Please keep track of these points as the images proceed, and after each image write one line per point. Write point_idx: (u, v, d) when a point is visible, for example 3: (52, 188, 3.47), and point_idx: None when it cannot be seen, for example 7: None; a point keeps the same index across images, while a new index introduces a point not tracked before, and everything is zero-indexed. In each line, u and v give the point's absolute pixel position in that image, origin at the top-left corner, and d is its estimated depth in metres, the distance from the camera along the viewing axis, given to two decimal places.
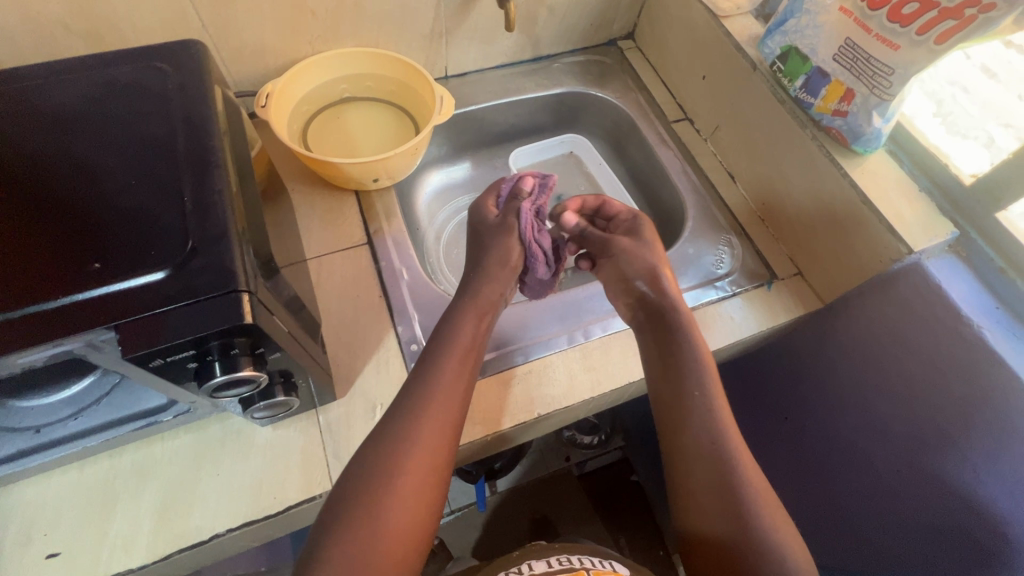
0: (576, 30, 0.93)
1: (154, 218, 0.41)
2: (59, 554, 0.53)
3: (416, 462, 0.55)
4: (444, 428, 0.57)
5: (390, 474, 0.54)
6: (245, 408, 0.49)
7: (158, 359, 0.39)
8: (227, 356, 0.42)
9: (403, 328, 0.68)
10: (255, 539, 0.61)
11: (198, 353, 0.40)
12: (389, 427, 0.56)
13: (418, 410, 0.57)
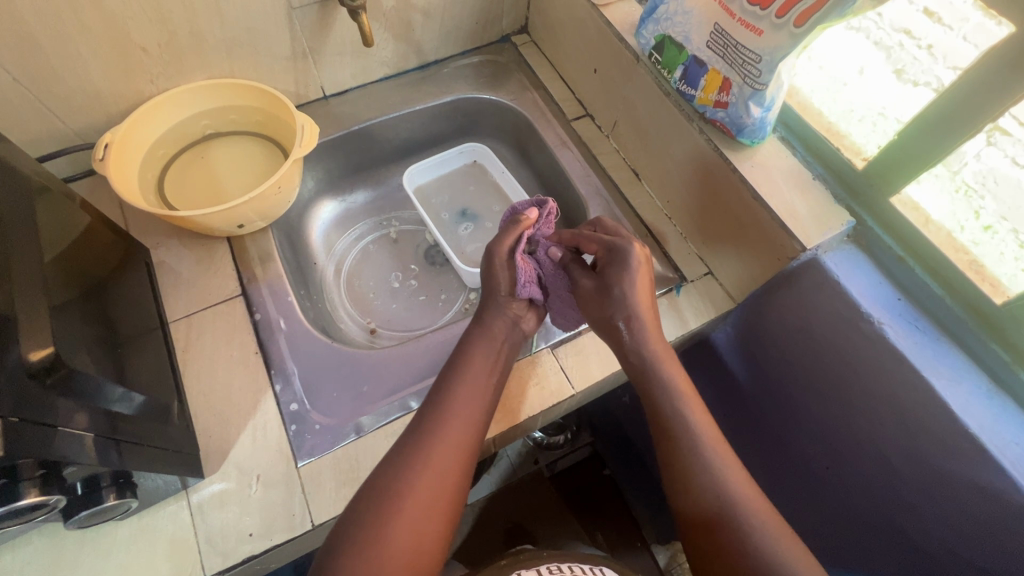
0: (461, 30, 0.87)
1: None
2: None
3: (427, 492, 0.52)
4: (459, 456, 0.55)
5: (396, 506, 0.51)
6: (65, 519, 0.45)
7: None
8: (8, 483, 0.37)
9: (280, 385, 0.63)
10: None
11: None
12: (401, 457, 0.54)
13: (434, 438, 0.55)
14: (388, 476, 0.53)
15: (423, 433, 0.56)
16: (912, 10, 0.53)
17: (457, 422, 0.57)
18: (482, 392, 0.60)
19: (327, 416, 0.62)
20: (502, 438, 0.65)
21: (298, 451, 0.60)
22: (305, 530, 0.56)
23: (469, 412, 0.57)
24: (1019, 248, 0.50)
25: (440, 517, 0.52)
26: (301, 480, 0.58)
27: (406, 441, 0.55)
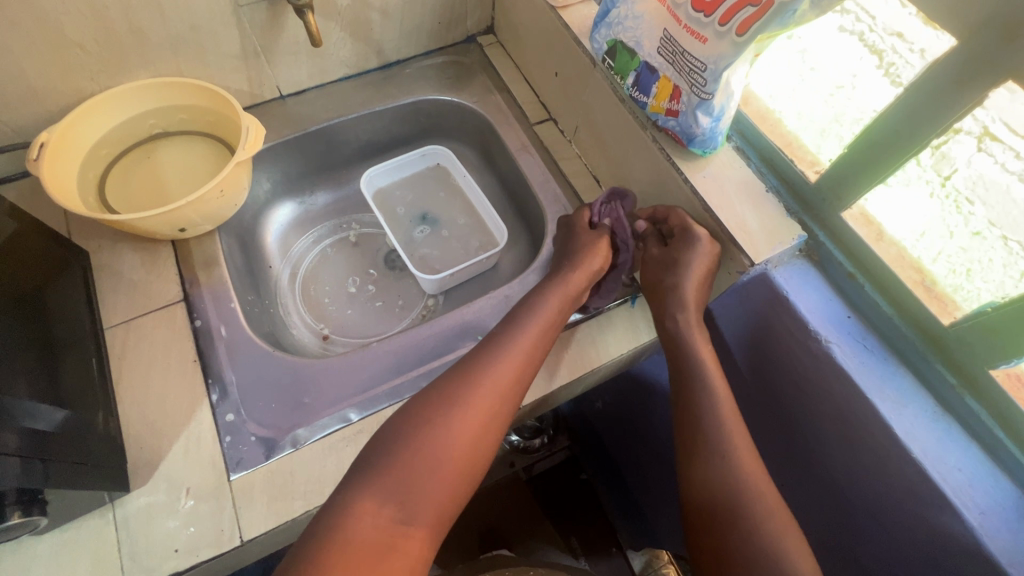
0: (423, 30, 0.85)
1: None
2: None
3: (473, 420, 0.51)
4: (507, 397, 0.54)
5: (437, 432, 0.50)
6: None
7: None
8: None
9: (217, 395, 0.61)
10: None
11: None
12: (459, 381, 0.54)
13: (495, 369, 0.54)
14: (439, 398, 0.52)
15: (493, 361, 0.55)
16: (903, 12, 0.46)
17: (522, 355, 0.56)
18: (541, 338, 0.58)
19: (263, 427, 0.60)
20: None
21: (231, 465, 0.58)
22: (234, 546, 0.54)
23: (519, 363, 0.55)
24: (1009, 255, 0.46)
25: (478, 450, 0.51)
26: (232, 495, 0.56)
27: (473, 368, 0.54)
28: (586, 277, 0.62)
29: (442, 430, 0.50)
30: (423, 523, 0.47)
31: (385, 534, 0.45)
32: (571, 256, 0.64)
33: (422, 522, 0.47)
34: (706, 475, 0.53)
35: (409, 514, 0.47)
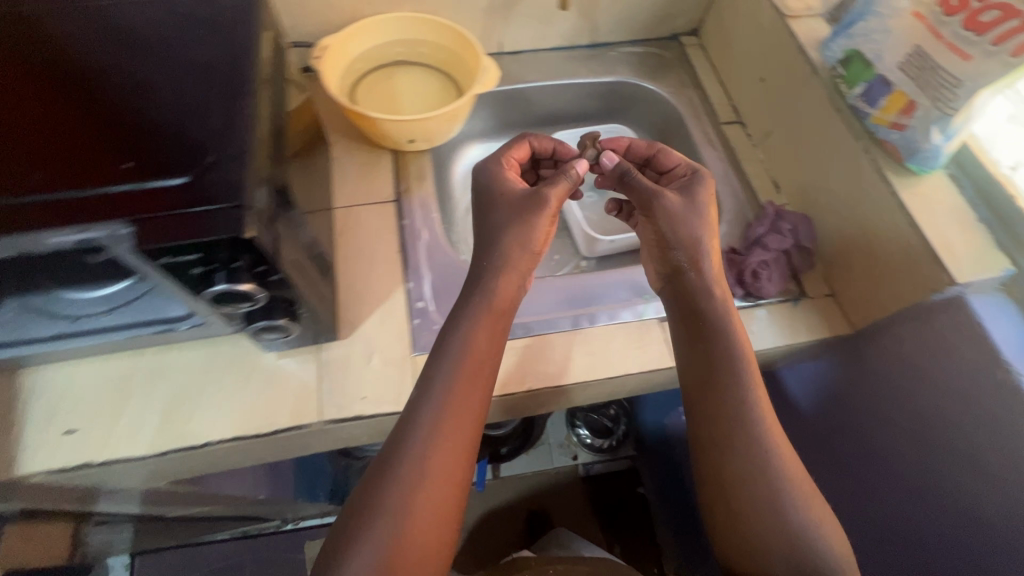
0: (638, 19, 0.92)
1: (188, 131, 0.44)
2: (73, 431, 0.59)
3: (444, 444, 0.55)
4: (469, 442, 0.56)
5: (407, 454, 0.54)
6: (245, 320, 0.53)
7: (163, 257, 0.42)
8: (233, 263, 0.44)
9: (411, 285, 0.70)
10: (247, 455, 0.66)
11: (203, 262, 0.43)
12: (413, 433, 0.55)
13: (447, 388, 0.57)
14: (395, 453, 0.54)
15: (434, 388, 0.57)
16: None
17: (477, 374, 0.58)
18: (474, 389, 0.57)
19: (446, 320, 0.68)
20: (591, 388, 0.68)
21: (416, 342, 0.66)
22: (409, 409, 0.62)
23: (459, 414, 0.56)
24: None
25: (456, 463, 0.55)
26: (414, 368, 0.64)
27: (422, 397, 0.56)
28: (530, 239, 0.63)
29: (409, 451, 0.54)
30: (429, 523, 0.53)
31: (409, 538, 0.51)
32: (507, 229, 0.63)
33: (427, 523, 0.52)
34: (746, 541, 0.56)
35: (416, 519, 0.52)
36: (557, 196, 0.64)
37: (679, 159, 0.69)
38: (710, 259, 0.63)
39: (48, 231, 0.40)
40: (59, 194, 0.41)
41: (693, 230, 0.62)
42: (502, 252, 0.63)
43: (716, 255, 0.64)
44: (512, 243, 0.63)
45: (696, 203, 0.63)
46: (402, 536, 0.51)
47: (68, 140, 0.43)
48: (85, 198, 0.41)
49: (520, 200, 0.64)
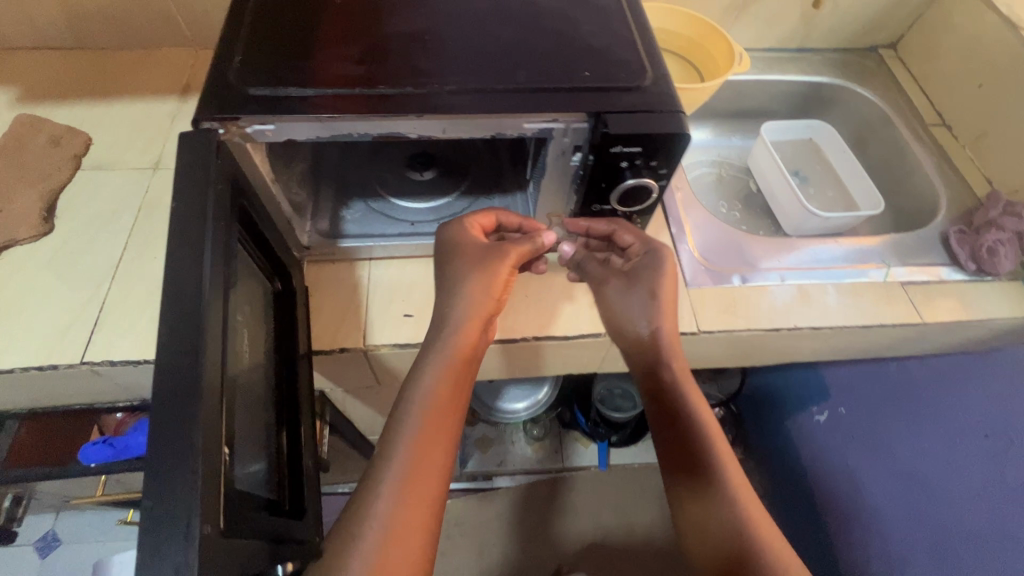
0: (849, 29, 1.01)
1: (621, 54, 0.54)
2: (411, 316, 0.69)
3: (427, 431, 0.50)
4: (433, 475, 0.49)
5: (405, 441, 0.49)
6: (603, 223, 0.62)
7: (614, 146, 0.51)
8: (650, 164, 0.53)
9: (674, 231, 0.77)
10: (529, 363, 0.72)
11: (634, 156, 0.52)
12: (395, 468, 0.48)
13: (429, 398, 0.52)
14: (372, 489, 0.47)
15: (417, 400, 0.52)
16: None
17: (459, 389, 0.54)
18: (451, 406, 0.53)
19: (709, 261, 0.76)
20: (840, 337, 0.75)
21: (688, 276, 0.74)
22: (691, 332, 0.70)
23: (429, 448, 0.50)
24: None
25: (439, 455, 0.50)
26: (690, 298, 0.72)
27: (400, 415, 0.51)
28: (476, 303, 0.58)
29: (393, 455, 0.49)
30: (424, 525, 0.47)
31: (405, 526, 0.46)
32: (461, 285, 0.58)
33: (423, 523, 0.46)
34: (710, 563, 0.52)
35: (409, 519, 0.46)
36: (511, 270, 0.60)
37: (633, 237, 0.63)
38: (664, 304, 0.61)
39: (535, 115, 0.50)
40: (539, 87, 0.51)
41: (636, 318, 0.61)
42: (468, 278, 0.59)
43: (671, 302, 0.62)
44: (482, 282, 0.58)
45: (637, 285, 0.62)
46: (390, 531, 0.45)
47: (528, 51, 0.53)
48: (560, 92, 0.51)
49: (452, 262, 0.60)
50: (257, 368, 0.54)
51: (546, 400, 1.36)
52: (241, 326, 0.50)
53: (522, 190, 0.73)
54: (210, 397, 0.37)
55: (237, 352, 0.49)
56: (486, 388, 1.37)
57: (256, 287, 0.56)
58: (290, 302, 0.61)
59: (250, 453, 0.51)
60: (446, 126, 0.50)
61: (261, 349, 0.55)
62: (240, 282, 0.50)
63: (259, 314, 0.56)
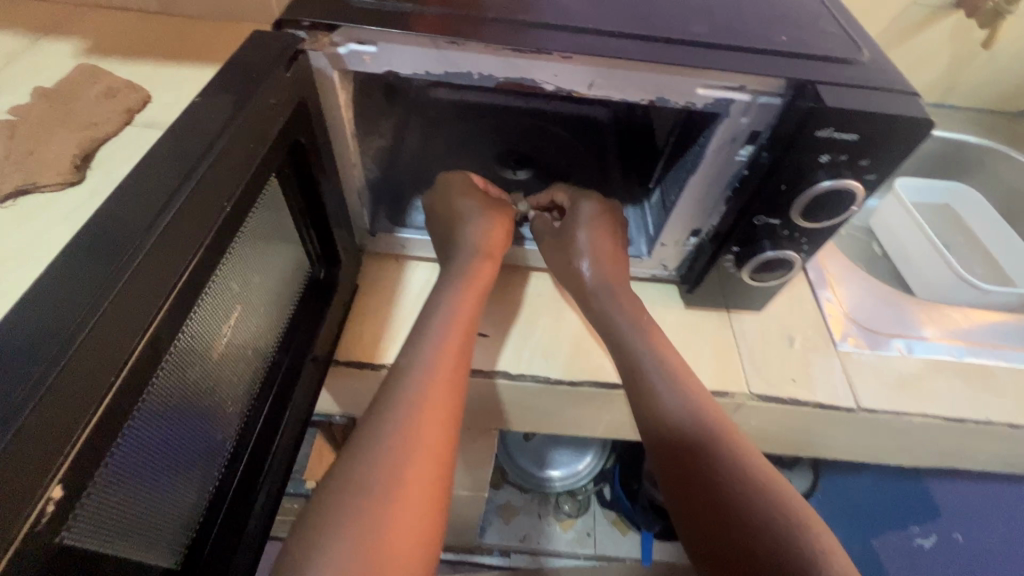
0: (997, 87, 0.89)
1: (819, 27, 0.42)
2: (487, 335, 0.53)
3: (417, 445, 0.40)
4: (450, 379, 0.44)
5: (362, 504, 0.36)
6: (759, 245, 0.47)
7: (821, 131, 0.37)
8: (855, 164, 0.39)
9: (813, 274, 0.63)
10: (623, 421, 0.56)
11: (842, 150, 0.39)
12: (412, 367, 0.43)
13: (395, 447, 0.39)
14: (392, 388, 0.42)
15: (376, 443, 0.39)
16: None
17: (434, 434, 0.41)
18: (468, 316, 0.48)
19: (860, 320, 0.61)
20: None
21: (836, 334, 0.58)
22: (848, 409, 0.53)
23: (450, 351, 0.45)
24: None
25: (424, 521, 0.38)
26: (842, 363, 0.56)
27: (355, 462, 0.39)
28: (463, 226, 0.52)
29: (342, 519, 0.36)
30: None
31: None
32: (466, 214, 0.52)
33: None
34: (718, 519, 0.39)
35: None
36: (488, 265, 0.51)
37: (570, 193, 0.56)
38: (603, 258, 0.52)
39: (718, 77, 0.37)
40: (722, 46, 0.38)
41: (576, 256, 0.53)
42: (452, 300, 0.48)
43: (611, 257, 0.53)
44: (457, 283, 0.50)
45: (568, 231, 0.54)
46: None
47: (702, 9, 0.42)
48: (749, 54, 0.38)
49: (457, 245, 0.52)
50: (236, 369, 0.38)
51: (588, 473, 1.07)
52: (232, 304, 0.36)
53: (644, 201, 0.60)
54: (65, 388, 0.22)
55: (209, 338, 0.33)
56: (521, 444, 1.09)
57: (280, 264, 0.42)
58: (322, 297, 0.47)
59: (178, 485, 0.33)
60: (596, 79, 0.38)
61: (254, 348, 0.40)
62: (250, 244, 0.36)
63: (270, 301, 0.41)
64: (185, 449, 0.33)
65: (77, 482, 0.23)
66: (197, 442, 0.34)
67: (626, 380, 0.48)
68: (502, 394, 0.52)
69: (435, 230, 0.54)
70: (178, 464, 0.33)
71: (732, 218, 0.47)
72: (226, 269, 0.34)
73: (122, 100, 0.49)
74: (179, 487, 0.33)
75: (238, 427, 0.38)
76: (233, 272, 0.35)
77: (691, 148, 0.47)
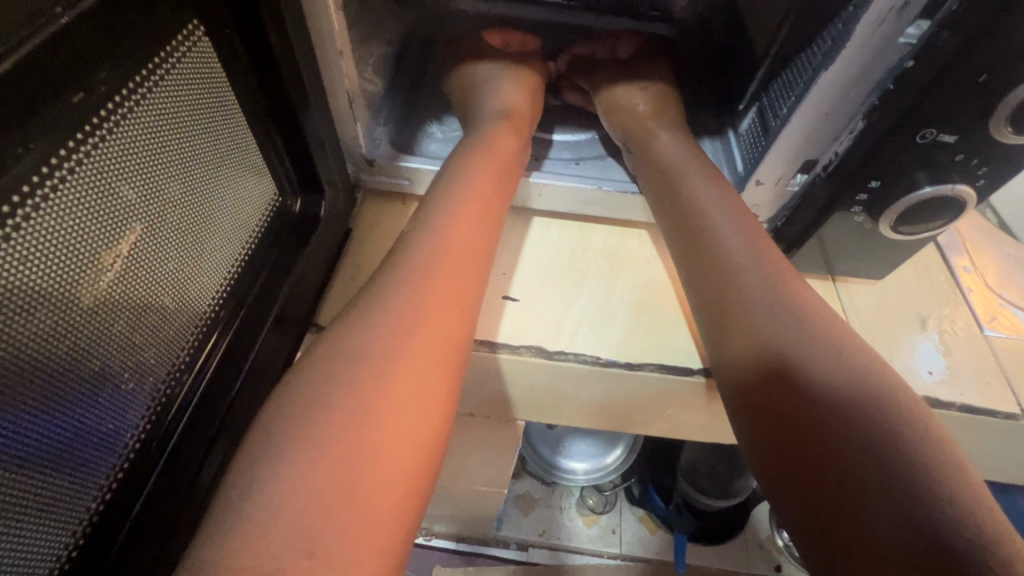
0: None
1: None
2: (517, 300, 0.40)
3: (412, 343, 0.28)
4: (459, 283, 0.31)
5: (346, 415, 0.25)
6: (911, 174, 0.33)
7: None
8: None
9: (945, 237, 0.49)
10: (695, 423, 0.42)
11: None
12: (420, 261, 0.31)
13: (377, 340, 0.28)
14: (393, 281, 0.30)
15: (348, 335, 0.28)
16: None
17: (432, 332, 0.29)
18: (493, 199, 0.37)
19: (1012, 298, 0.45)
20: None
21: (981, 315, 0.43)
22: (1010, 416, 0.38)
23: (468, 241, 0.33)
24: None
25: (413, 441, 0.26)
26: (994, 354, 0.41)
27: (320, 355, 0.27)
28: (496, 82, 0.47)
29: (284, 425, 0.25)
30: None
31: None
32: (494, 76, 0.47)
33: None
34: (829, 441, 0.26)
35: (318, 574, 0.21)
36: (507, 126, 0.42)
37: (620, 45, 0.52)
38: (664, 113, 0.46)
39: None
40: None
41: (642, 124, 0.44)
42: (469, 168, 0.37)
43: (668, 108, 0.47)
44: (475, 145, 0.39)
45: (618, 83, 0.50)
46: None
47: None
48: None
49: (481, 105, 0.45)
50: (154, 328, 0.25)
51: (619, 468, 0.89)
52: (135, 223, 0.23)
53: (727, 131, 0.46)
54: None
55: (99, 258, 0.21)
56: (541, 430, 0.92)
57: (230, 183, 0.29)
58: (292, 239, 0.34)
59: (38, 467, 0.21)
60: None
61: (192, 298, 0.27)
62: (155, 132, 0.23)
63: (214, 238, 0.28)
64: (41, 445, 0.21)
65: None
66: (65, 438, 0.22)
67: (698, 282, 0.35)
68: (536, 378, 0.39)
69: (456, 102, 0.47)
70: (24, 472, 0.20)
71: (878, 136, 0.32)
72: (107, 160, 0.21)
73: None
74: (23, 507, 0.20)
75: (148, 416, 0.26)
76: (129, 168, 0.22)
77: (823, 36, 0.33)
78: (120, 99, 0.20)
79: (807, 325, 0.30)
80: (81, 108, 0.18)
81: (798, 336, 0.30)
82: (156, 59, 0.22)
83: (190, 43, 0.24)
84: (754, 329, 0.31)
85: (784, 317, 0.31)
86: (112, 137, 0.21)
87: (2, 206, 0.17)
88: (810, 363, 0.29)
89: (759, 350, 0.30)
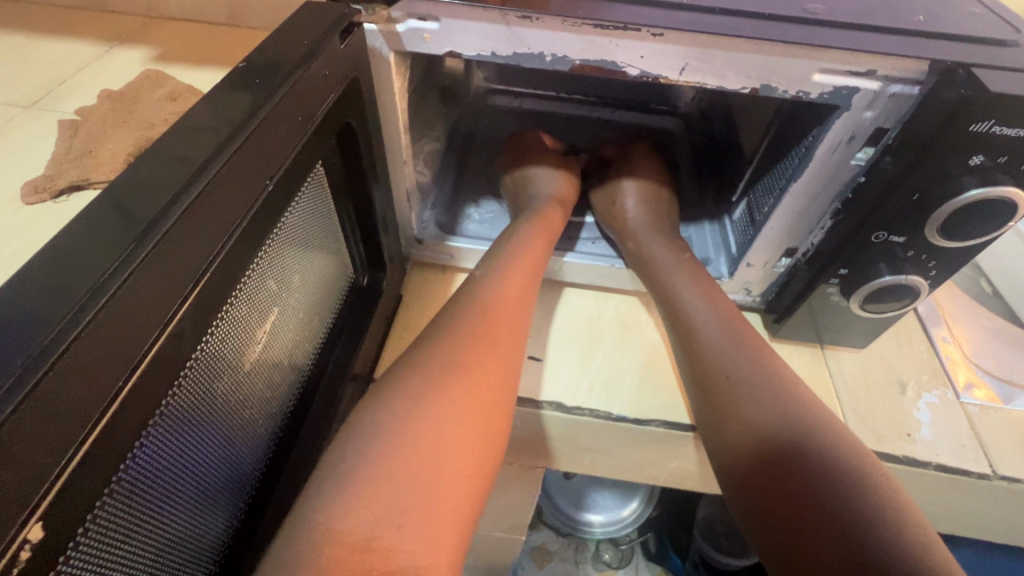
0: None
1: (959, 10, 0.35)
2: (541, 360, 0.46)
3: (464, 388, 0.33)
4: (505, 342, 0.37)
5: (406, 454, 0.29)
6: (875, 266, 0.39)
7: (981, 122, 0.30)
8: (1015, 168, 0.32)
9: (925, 309, 0.54)
10: (697, 475, 0.47)
11: (1006, 146, 0.31)
12: (468, 317, 0.37)
13: (444, 363, 0.33)
14: (442, 338, 0.35)
15: (420, 360, 0.34)
16: None
17: (487, 364, 0.35)
18: (530, 269, 0.43)
19: (987, 367, 0.50)
20: None
21: (957, 383, 0.48)
22: (982, 476, 0.43)
23: (512, 309, 0.39)
24: None
25: (474, 447, 0.31)
26: (970, 419, 0.46)
27: (396, 373, 0.33)
28: (530, 176, 0.54)
29: (374, 423, 0.30)
30: (428, 561, 0.26)
31: (356, 541, 0.26)
32: (528, 170, 0.55)
33: (427, 554, 0.26)
34: (801, 486, 0.31)
35: (403, 542, 0.26)
36: (557, 211, 0.51)
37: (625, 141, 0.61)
38: (660, 201, 0.54)
39: (839, 56, 0.31)
40: (844, 23, 0.32)
41: (637, 210, 0.52)
42: (505, 245, 0.44)
43: (666, 195, 0.55)
44: (510, 228, 0.47)
45: (630, 167, 0.57)
46: (336, 545, 0.26)
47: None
48: (879, 33, 0.32)
49: (521, 194, 0.53)
50: (269, 386, 0.32)
51: (635, 521, 0.91)
52: (268, 305, 0.30)
53: (724, 218, 0.53)
54: (84, 359, 0.17)
55: (249, 334, 0.29)
56: (558, 480, 0.95)
57: (321, 269, 0.37)
58: (363, 307, 0.42)
59: (205, 500, 0.27)
60: (688, 63, 0.32)
61: (291, 360, 0.35)
62: (291, 240, 0.31)
63: (308, 312, 0.36)
64: (209, 480, 0.27)
65: (69, 510, 0.17)
66: (221, 477, 0.28)
67: (688, 351, 0.41)
68: (556, 429, 0.45)
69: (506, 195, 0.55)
70: (199, 503, 0.27)
71: (844, 236, 0.39)
72: (263, 264, 0.29)
73: (166, 91, 0.46)
74: (196, 531, 0.27)
75: (265, 455, 0.33)
76: (272, 267, 0.30)
77: (791, 154, 0.40)
78: (279, 223, 0.29)
79: (774, 386, 0.36)
80: (266, 233, 0.27)
81: (774, 398, 0.35)
82: (299, 192, 0.31)
83: (314, 178, 0.32)
84: (742, 392, 0.36)
85: (759, 383, 0.36)
86: (269, 248, 0.29)
87: (223, 305, 0.25)
88: (781, 417, 0.34)
89: (743, 407, 0.35)
